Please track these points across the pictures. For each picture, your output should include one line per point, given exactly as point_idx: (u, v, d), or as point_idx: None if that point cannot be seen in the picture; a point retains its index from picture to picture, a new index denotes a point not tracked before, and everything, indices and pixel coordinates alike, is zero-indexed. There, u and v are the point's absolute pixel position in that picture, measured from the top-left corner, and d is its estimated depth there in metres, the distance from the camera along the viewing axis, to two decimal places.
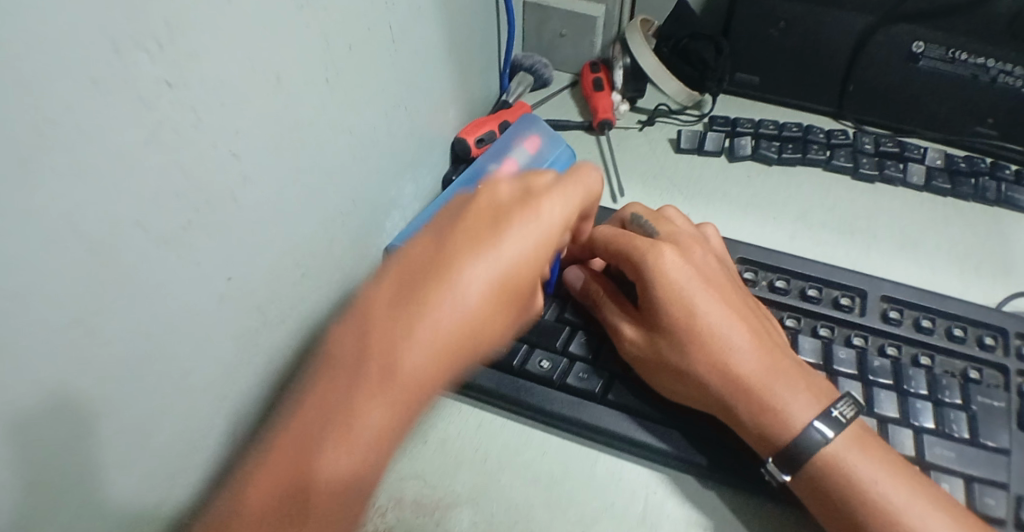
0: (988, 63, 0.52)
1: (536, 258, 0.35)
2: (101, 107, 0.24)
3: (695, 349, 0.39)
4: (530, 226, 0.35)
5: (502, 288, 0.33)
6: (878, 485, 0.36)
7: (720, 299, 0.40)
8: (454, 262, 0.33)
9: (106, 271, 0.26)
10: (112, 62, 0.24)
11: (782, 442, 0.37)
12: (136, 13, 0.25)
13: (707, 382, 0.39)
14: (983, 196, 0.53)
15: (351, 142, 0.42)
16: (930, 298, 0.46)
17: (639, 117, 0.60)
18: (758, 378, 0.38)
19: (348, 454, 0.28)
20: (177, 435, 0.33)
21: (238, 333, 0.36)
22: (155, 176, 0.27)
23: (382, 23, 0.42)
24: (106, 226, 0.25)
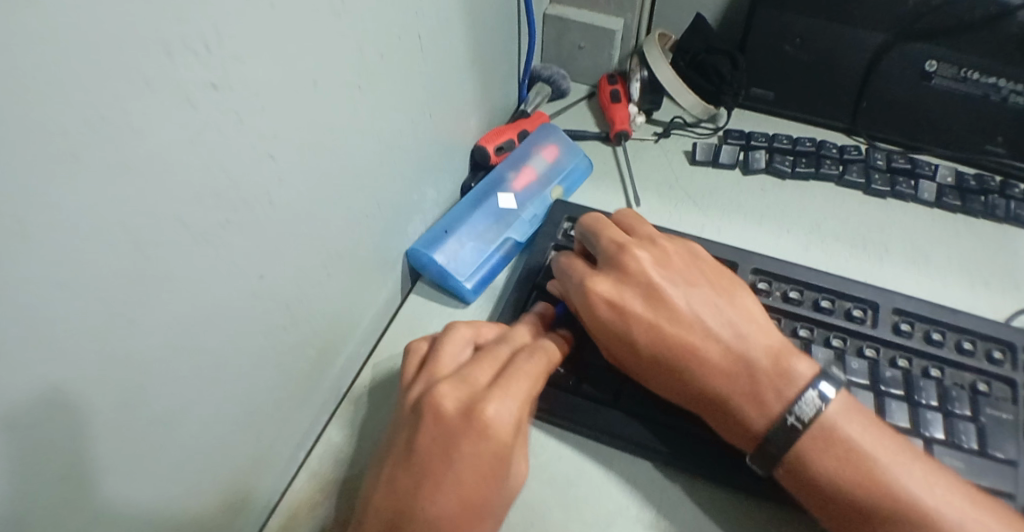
0: (999, 82, 0.54)
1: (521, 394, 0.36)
2: (149, 107, 0.25)
3: (673, 341, 0.41)
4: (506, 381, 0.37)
5: (497, 447, 0.34)
6: (858, 459, 0.36)
7: (691, 291, 0.42)
8: (439, 437, 0.34)
9: (149, 265, 0.27)
10: (163, 64, 0.26)
11: (761, 426, 0.38)
12: (185, 19, 0.26)
13: (691, 372, 0.40)
14: (993, 213, 0.54)
15: (378, 147, 0.44)
16: (941, 312, 0.46)
17: (655, 129, 0.61)
18: (736, 361, 0.39)
19: None
20: (209, 426, 0.34)
21: (267, 331, 0.37)
22: (197, 175, 0.29)
23: (411, 32, 0.43)
24: (149, 222, 0.27)
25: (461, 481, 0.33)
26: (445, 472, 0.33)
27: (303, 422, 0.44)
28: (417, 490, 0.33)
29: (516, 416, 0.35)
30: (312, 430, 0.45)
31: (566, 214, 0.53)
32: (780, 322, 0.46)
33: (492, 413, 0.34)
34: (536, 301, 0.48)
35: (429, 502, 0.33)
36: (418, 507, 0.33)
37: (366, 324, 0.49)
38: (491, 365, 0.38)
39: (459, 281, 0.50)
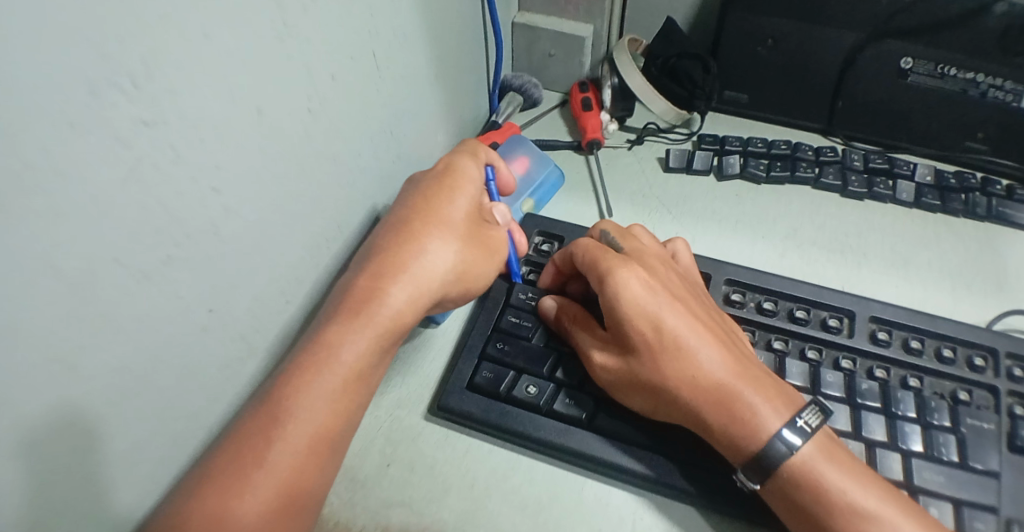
0: (977, 78, 0.52)
1: (439, 240, 0.41)
2: (76, 150, 0.24)
3: (664, 362, 0.40)
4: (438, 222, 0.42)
5: (415, 280, 0.40)
6: (844, 490, 0.36)
7: (686, 311, 0.41)
8: (376, 278, 0.39)
9: (87, 311, 0.26)
10: (89, 104, 0.24)
11: (752, 449, 0.37)
12: (112, 55, 0.25)
13: (678, 393, 0.39)
14: (974, 212, 0.53)
15: (336, 170, 0.43)
16: (919, 319, 0.45)
17: (628, 136, 0.61)
18: (727, 385, 0.38)
19: (264, 467, 0.33)
20: (157, 466, 0.33)
21: (222, 366, 0.36)
22: (135, 213, 0.28)
23: (366, 51, 0.42)
24: (83, 267, 0.26)
25: (436, 203, 0.42)
26: (431, 183, 0.44)
27: None
28: (406, 209, 0.42)
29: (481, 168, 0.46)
30: None
31: (537, 229, 0.52)
32: (754, 334, 0.45)
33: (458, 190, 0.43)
34: (507, 318, 0.47)
35: (423, 205, 0.42)
36: (397, 239, 0.41)
37: None
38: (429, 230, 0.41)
39: None
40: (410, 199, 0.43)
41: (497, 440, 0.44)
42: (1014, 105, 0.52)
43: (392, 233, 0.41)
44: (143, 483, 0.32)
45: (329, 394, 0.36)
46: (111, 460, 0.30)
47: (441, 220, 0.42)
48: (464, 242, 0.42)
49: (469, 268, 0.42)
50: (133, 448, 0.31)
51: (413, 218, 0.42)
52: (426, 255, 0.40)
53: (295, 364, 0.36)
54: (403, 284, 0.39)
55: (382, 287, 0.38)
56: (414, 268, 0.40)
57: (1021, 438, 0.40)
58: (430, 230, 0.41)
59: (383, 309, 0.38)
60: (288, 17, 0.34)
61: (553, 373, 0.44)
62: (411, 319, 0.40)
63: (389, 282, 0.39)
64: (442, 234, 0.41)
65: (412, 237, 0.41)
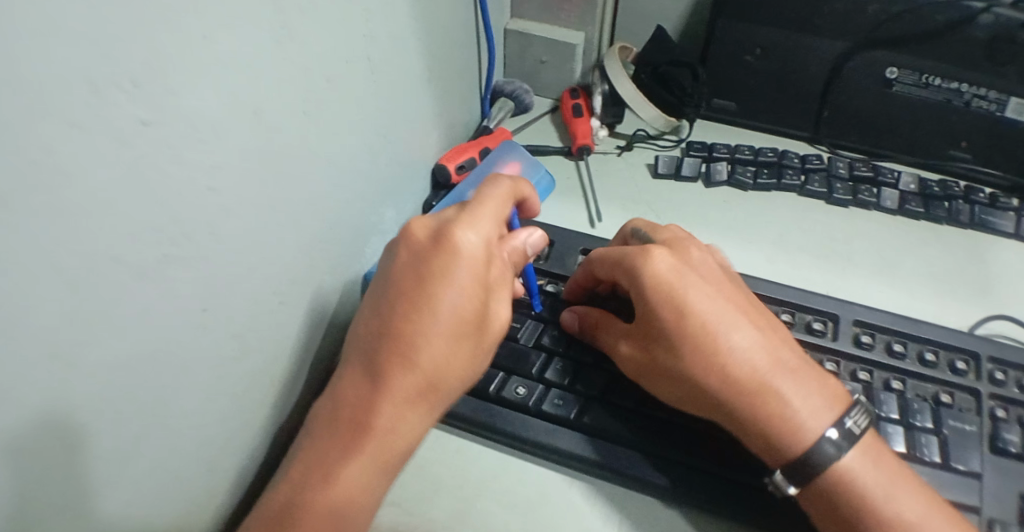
0: (962, 87, 0.54)
1: (449, 282, 0.37)
2: (78, 150, 0.25)
3: (691, 353, 0.39)
4: (443, 260, 0.37)
5: (435, 329, 0.36)
6: (891, 494, 0.36)
7: (717, 300, 0.40)
8: (399, 328, 0.36)
9: (84, 307, 0.27)
10: (90, 104, 0.25)
11: (792, 450, 0.37)
12: (113, 54, 0.25)
13: (707, 386, 0.39)
14: (957, 219, 0.54)
15: (331, 172, 0.43)
16: (902, 323, 0.46)
17: (618, 142, 0.61)
18: (761, 381, 0.38)
19: (326, 485, 0.34)
20: (151, 462, 0.33)
21: (218, 364, 0.36)
22: (134, 209, 0.28)
23: (362, 55, 0.43)
24: (81, 264, 0.26)
25: (437, 293, 0.36)
26: (447, 263, 0.37)
27: (263, 448, 0.43)
28: (406, 289, 0.37)
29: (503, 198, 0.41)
30: (271, 458, 0.45)
31: None
32: None
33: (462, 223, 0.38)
34: None
35: (428, 292, 0.36)
36: (409, 283, 0.37)
37: (325, 350, 0.48)
38: (436, 270, 0.37)
39: None
40: (418, 277, 0.37)
41: (487, 440, 0.44)
42: (997, 115, 0.54)
43: (389, 317, 0.37)
44: (139, 480, 0.32)
45: (383, 438, 0.36)
46: (107, 457, 0.30)
47: (446, 257, 0.37)
48: (462, 334, 0.37)
49: (475, 359, 0.38)
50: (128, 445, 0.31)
51: (414, 302, 0.37)
52: (439, 303, 0.36)
53: (348, 401, 0.36)
54: (425, 332, 0.36)
55: (408, 337, 0.36)
56: (414, 375, 0.36)
57: (1001, 440, 0.41)
58: (433, 308, 0.36)
59: (411, 354, 0.36)
60: (286, 20, 0.35)
61: (543, 374, 0.45)
62: (424, 412, 0.37)
63: (407, 332, 0.36)
64: (435, 331, 0.36)
65: (413, 339, 0.36)
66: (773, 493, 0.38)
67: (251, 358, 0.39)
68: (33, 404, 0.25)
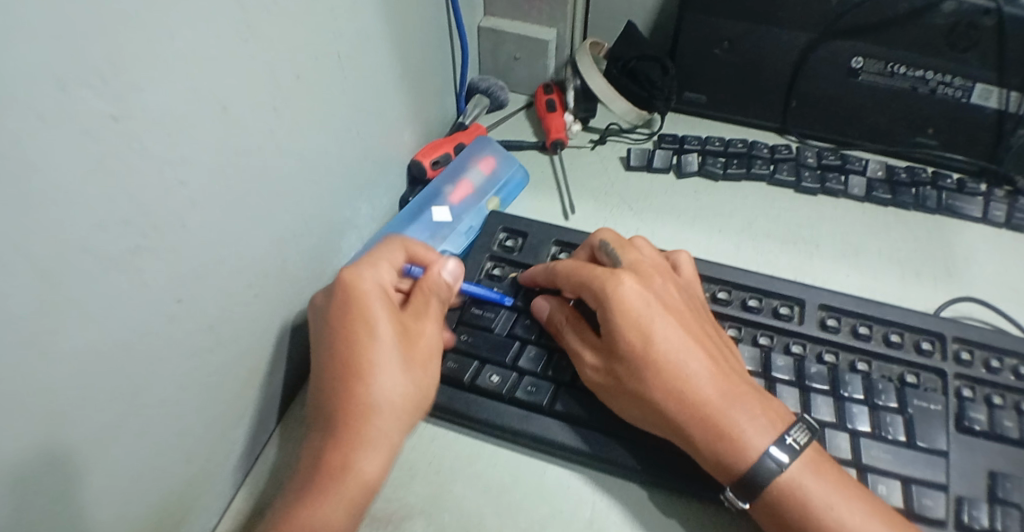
0: (926, 75, 0.54)
1: (351, 342, 0.40)
2: (46, 143, 0.25)
3: (650, 375, 0.40)
4: (344, 323, 0.40)
5: (400, 366, 0.41)
6: (833, 508, 0.36)
7: (676, 325, 0.41)
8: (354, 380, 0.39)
9: (58, 296, 0.27)
10: (56, 97, 0.25)
11: (741, 469, 0.37)
12: (81, 49, 0.26)
13: (665, 408, 0.39)
14: (925, 204, 0.55)
15: (303, 166, 0.44)
16: (867, 306, 0.47)
17: (591, 136, 0.62)
18: (715, 404, 0.38)
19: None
20: (127, 455, 0.33)
21: (193, 355, 0.37)
22: (103, 203, 0.29)
23: (330, 51, 0.43)
24: (52, 253, 0.27)
25: (338, 329, 0.40)
26: (343, 300, 0.41)
27: (240, 440, 0.44)
28: (341, 332, 0.40)
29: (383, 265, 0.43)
30: (248, 451, 0.45)
31: (501, 225, 0.53)
32: None
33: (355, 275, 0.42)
34: (472, 311, 0.48)
35: (331, 333, 0.40)
36: (342, 345, 0.40)
37: (302, 344, 0.49)
38: (364, 325, 0.40)
39: None
40: (331, 316, 0.41)
41: (462, 428, 0.45)
42: (962, 101, 0.54)
43: (335, 360, 0.40)
44: (115, 469, 0.33)
45: (338, 478, 0.38)
46: (83, 449, 0.30)
47: (356, 321, 0.40)
48: (384, 358, 0.40)
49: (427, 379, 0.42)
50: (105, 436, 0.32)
51: (352, 341, 0.40)
52: (363, 359, 0.40)
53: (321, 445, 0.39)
54: (357, 378, 0.39)
55: (354, 383, 0.39)
56: (373, 404, 0.39)
57: (967, 419, 0.42)
58: (374, 353, 0.40)
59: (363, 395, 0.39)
60: (250, 17, 0.35)
61: (517, 362, 0.45)
62: (390, 432, 0.40)
63: (369, 375, 0.40)
64: (380, 374, 0.40)
65: (336, 374, 0.39)
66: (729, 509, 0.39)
67: (225, 350, 0.39)
68: (5, 392, 0.26)
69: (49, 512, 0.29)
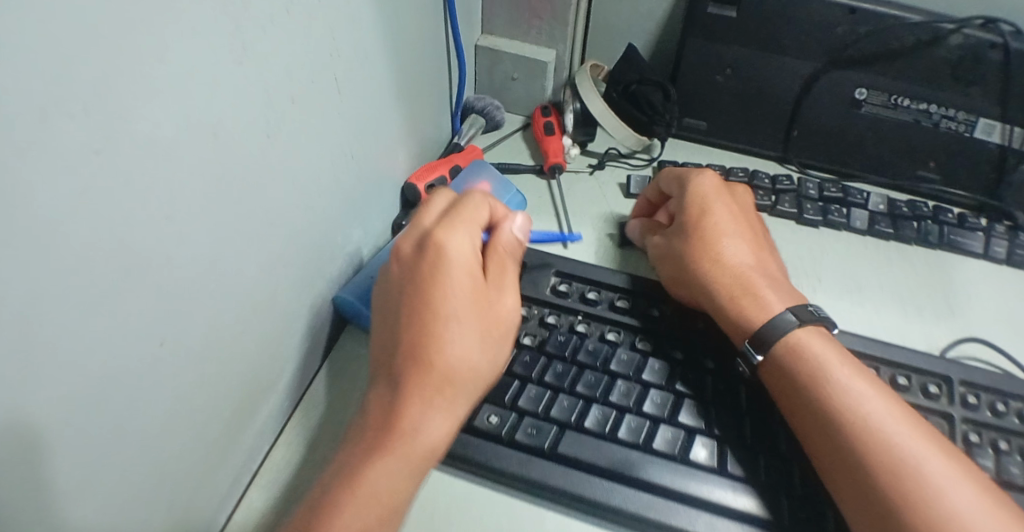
0: (931, 108, 0.54)
1: (439, 303, 0.39)
2: (25, 181, 0.22)
3: (704, 230, 0.47)
4: (430, 283, 0.39)
5: (480, 333, 0.39)
6: (911, 445, 0.36)
7: (738, 219, 0.48)
8: (434, 344, 0.38)
9: (31, 352, 0.24)
10: (36, 129, 0.22)
11: (759, 322, 0.43)
12: (65, 76, 0.23)
13: (706, 267, 0.46)
14: (926, 239, 0.54)
15: (295, 191, 0.41)
16: (873, 346, 0.46)
17: (589, 160, 0.61)
18: (749, 276, 0.45)
19: (349, 502, 0.34)
20: (102, 518, 0.30)
21: (174, 401, 0.33)
22: (83, 245, 0.26)
23: (326, 71, 0.41)
24: (28, 306, 0.24)
25: (464, 291, 0.39)
26: (438, 266, 0.39)
27: (222, 483, 0.40)
28: (422, 301, 0.39)
29: (471, 229, 0.41)
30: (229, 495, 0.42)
31: None
32: (714, 364, 0.45)
33: (444, 237, 0.40)
34: None
35: (425, 297, 0.39)
36: (420, 308, 0.39)
37: (288, 377, 0.46)
38: (445, 284, 0.39)
39: None
40: (426, 279, 0.39)
41: (457, 471, 0.42)
42: (966, 135, 0.54)
43: (409, 325, 0.39)
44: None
45: (399, 454, 0.36)
46: (53, 515, 0.27)
47: (443, 284, 0.39)
48: (471, 336, 0.39)
49: (501, 344, 0.40)
50: (80, 498, 0.28)
51: (429, 309, 0.38)
52: (449, 329, 0.38)
53: (384, 413, 0.37)
54: (436, 347, 0.38)
55: (432, 353, 0.38)
56: (454, 372, 0.38)
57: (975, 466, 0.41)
58: (454, 322, 0.38)
59: (439, 366, 0.38)
60: (245, 37, 0.33)
61: (516, 401, 0.43)
62: (467, 398, 0.39)
63: (449, 343, 0.38)
64: (457, 343, 0.38)
65: (460, 332, 0.38)
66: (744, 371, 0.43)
67: (209, 391, 0.36)
68: None
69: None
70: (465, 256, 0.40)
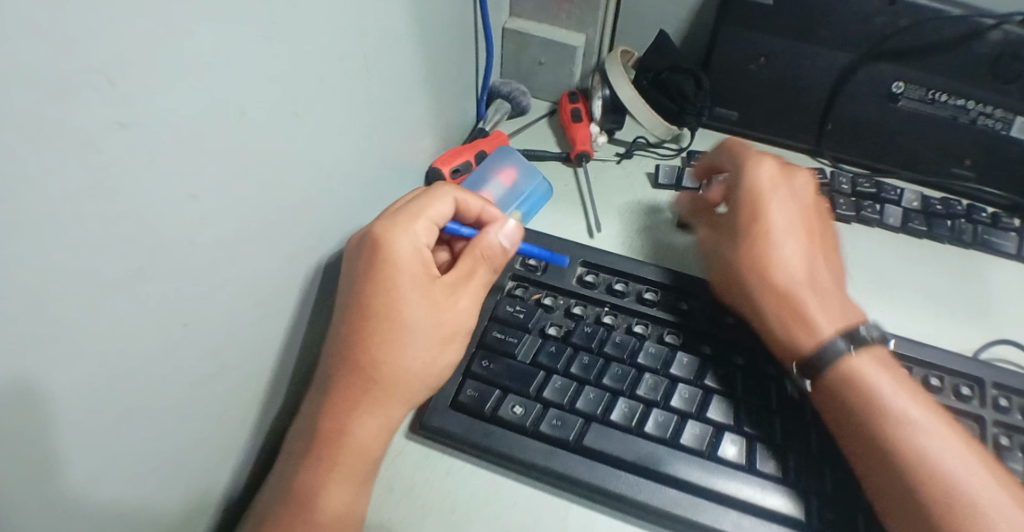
0: (968, 104, 0.52)
1: (383, 309, 0.39)
2: (36, 156, 0.21)
3: (753, 232, 0.45)
4: (374, 286, 0.40)
5: (422, 341, 0.40)
6: (952, 453, 0.37)
7: (795, 218, 0.46)
8: (373, 350, 0.39)
9: (42, 332, 0.23)
10: (51, 103, 0.21)
11: (809, 346, 0.41)
12: (82, 49, 0.22)
13: (750, 276, 0.44)
14: (960, 238, 0.53)
15: (323, 175, 0.40)
16: (906, 345, 0.45)
17: (617, 149, 0.60)
18: (793, 287, 0.43)
19: (302, 510, 0.36)
20: (119, 501, 0.30)
21: (195, 385, 0.33)
22: (100, 224, 0.24)
23: (355, 52, 0.40)
24: (40, 283, 0.23)
25: (398, 291, 0.40)
26: (379, 263, 0.40)
27: (240, 468, 0.40)
28: (357, 299, 0.39)
29: (418, 230, 0.42)
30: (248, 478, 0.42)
31: (524, 242, 0.50)
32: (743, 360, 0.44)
33: (393, 238, 0.41)
34: (491, 333, 0.45)
35: (360, 293, 0.39)
36: (363, 310, 0.39)
37: (311, 362, 0.45)
38: (393, 286, 0.40)
39: None
40: (363, 275, 0.40)
41: (480, 462, 0.42)
42: (1002, 133, 0.53)
43: (348, 328, 0.39)
44: (104, 518, 0.29)
45: (342, 458, 0.38)
46: (72, 496, 0.27)
47: (389, 288, 0.40)
48: (402, 338, 0.39)
49: (441, 349, 0.41)
50: (99, 482, 0.28)
51: (368, 308, 0.39)
52: (389, 334, 0.39)
53: (326, 415, 0.38)
54: (373, 353, 0.39)
55: (371, 358, 0.39)
56: (385, 373, 0.39)
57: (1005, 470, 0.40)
58: (392, 327, 0.39)
59: (377, 372, 0.39)
60: (276, 13, 0.32)
61: (541, 393, 0.43)
62: (398, 399, 0.40)
63: (386, 349, 0.39)
64: (397, 350, 0.39)
65: (390, 333, 0.39)
66: (793, 393, 0.43)
67: (231, 375, 0.36)
68: None
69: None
70: (413, 259, 0.41)
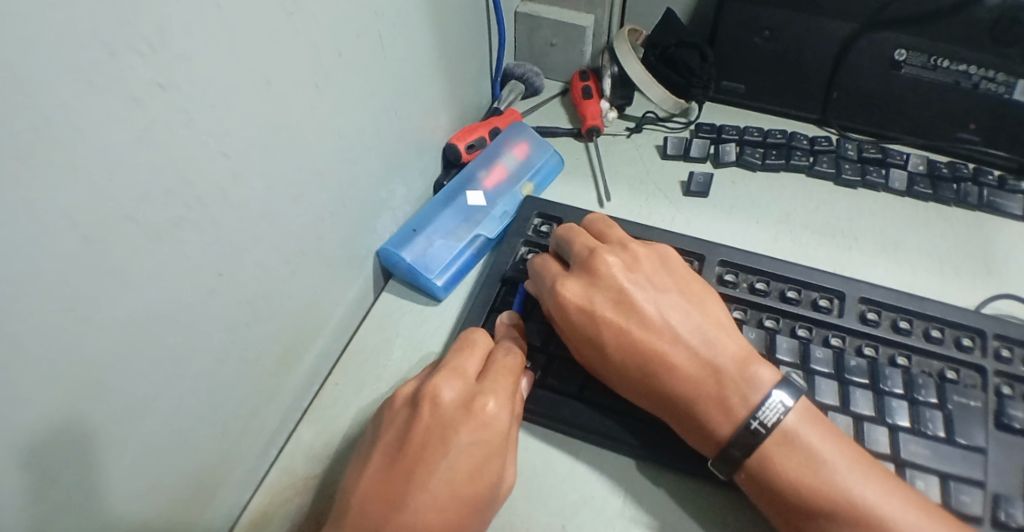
0: (970, 69, 0.53)
1: (439, 481, 0.35)
2: (93, 109, 0.25)
3: (634, 345, 0.41)
4: (419, 437, 0.37)
5: (461, 482, 0.36)
6: (806, 454, 0.37)
7: (656, 302, 0.42)
8: (409, 503, 0.35)
9: (99, 265, 0.27)
10: (107, 64, 0.25)
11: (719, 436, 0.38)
12: (128, 19, 0.26)
13: (649, 380, 0.40)
14: (965, 200, 0.54)
15: (343, 146, 0.43)
16: (908, 299, 0.46)
17: (627, 124, 0.62)
18: (698, 373, 0.39)
19: None
20: (165, 430, 0.33)
21: (230, 330, 0.36)
22: (146, 174, 0.28)
23: (371, 31, 0.43)
24: (96, 219, 0.26)
25: (482, 442, 0.37)
26: (473, 440, 0.37)
27: (272, 418, 0.43)
28: (399, 460, 0.36)
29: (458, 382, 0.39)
30: (283, 426, 0.45)
31: (535, 210, 0.53)
32: (746, 313, 0.46)
33: (439, 385, 0.39)
34: (504, 296, 0.48)
35: (432, 458, 0.36)
36: (400, 475, 0.36)
37: (337, 321, 0.48)
38: (433, 455, 0.36)
39: (429, 279, 0.50)
40: (443, 451, 0.36)
41: None
42: (1006, 97, 0.53)
43: (388, 476, 0.36)
44: (150, 443, 0.32)
45: None
46: (123, 417, 0.30)
47: (436, 450, 0.36)
48: (470, 508, 0.36)
49: (481, 524, 0.37)
50: (151, 409, 0.32)
51: (408, 441, 0.37)
52: (434, 475, 0.36)
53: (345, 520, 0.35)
54: (421, 497, 0.35)
55: (414, 487, 0.35)
56: None
57: (1006, 416, 0.41)
58: (429, 473, 0.36)
59: (415, 509, 0.35)
60: None
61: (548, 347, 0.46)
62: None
63: (425, 492, 0.35)
64: (435, 485, 0.35)
65: (457, 500, 0.35)
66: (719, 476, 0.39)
67: (263, 325, 0.39)
68: (56, 356, 0.26)
69: (87, 481, 0.29)
70: (463, 440, 0.37)
